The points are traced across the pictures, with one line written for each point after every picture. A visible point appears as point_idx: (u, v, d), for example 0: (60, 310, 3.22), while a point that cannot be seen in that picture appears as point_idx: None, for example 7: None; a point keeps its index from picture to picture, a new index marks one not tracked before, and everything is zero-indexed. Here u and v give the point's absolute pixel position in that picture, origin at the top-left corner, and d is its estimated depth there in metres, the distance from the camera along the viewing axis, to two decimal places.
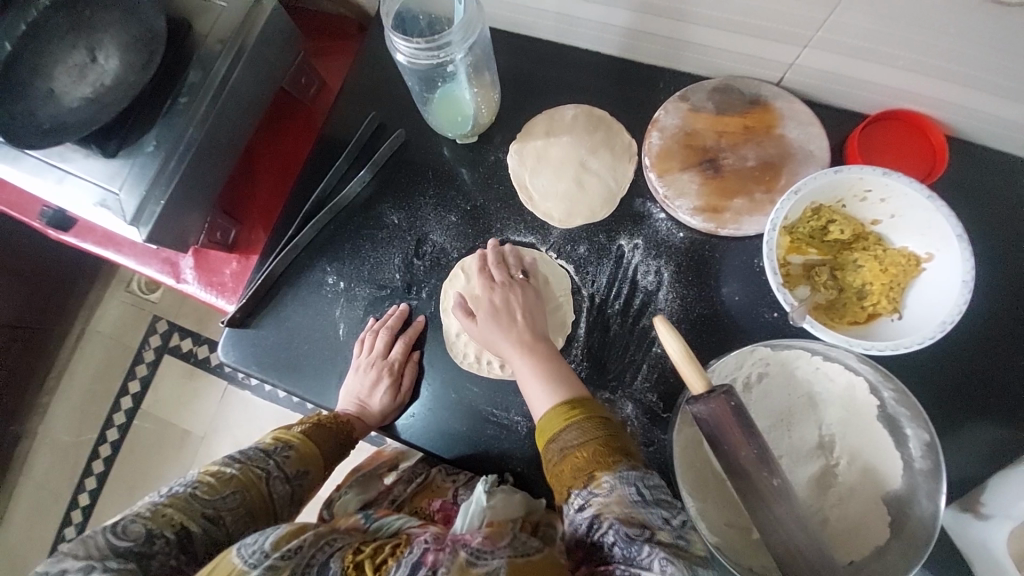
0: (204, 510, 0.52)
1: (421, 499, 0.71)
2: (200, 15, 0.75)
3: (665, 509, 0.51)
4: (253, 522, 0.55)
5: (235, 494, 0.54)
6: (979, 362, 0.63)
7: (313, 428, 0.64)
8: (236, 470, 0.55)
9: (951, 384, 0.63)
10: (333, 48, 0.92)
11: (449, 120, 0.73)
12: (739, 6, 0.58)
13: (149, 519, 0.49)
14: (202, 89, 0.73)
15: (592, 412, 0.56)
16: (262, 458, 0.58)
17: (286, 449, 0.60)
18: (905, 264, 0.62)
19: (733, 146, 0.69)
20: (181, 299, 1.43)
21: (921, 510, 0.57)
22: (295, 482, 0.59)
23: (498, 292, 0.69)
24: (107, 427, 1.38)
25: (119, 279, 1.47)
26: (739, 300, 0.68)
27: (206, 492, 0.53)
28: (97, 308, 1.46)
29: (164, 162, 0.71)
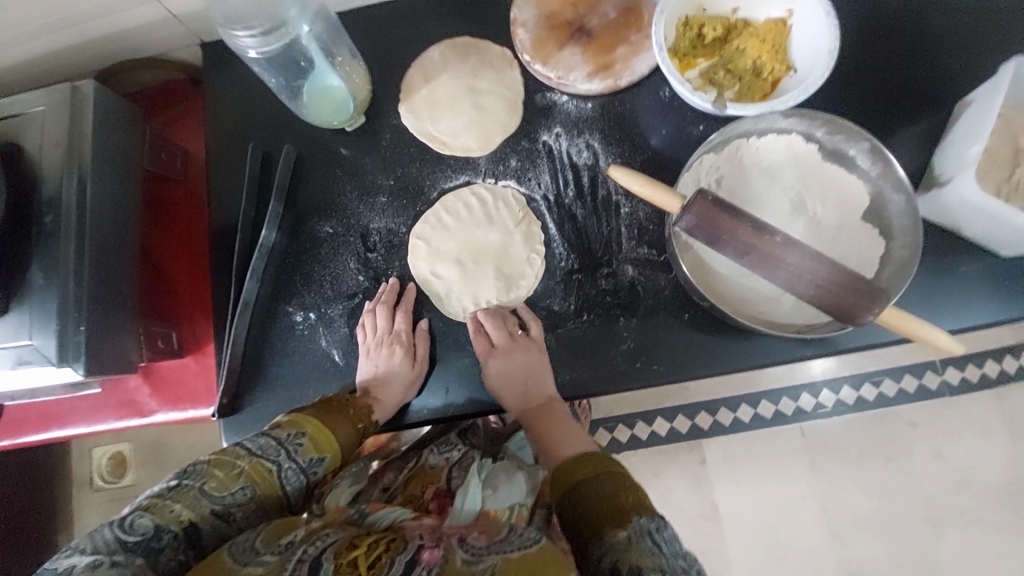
0: (213, 508, 0.53)
1: (415, 486, 0.71)
2: (22, 131, 0.68)
3: (685, 560, 0.52)
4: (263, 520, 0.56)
5: (244, 490, 0.55)
6: (859, 83, 0.73)
7: (327, 413, 0.64)
8: (245, 464, 0.56)
9: (850, 111, 0.73)
10: (180, 115, 0.88)
11: (328, 107, 0.72)
12: None
13: (156, 515, 0.50)
14: (65, 201, 0.66)
15: (598, 466, 0.61)
16: (276, 452, 0.58)
17: (301, 438, 0.60)
18: (777, 27, 0.68)
19: (590, 7, 0.73)
20: (155, 461, 1.30)
21: (896, 205, 0.64)
22: (309, 470, 0.60)
23: (500, 355, 0.68)
24: None
25: (78, 481, 1.31)
26: (667, 132, 0.72)
27: (214, 489, 0.53)
28: (72, 523, 1.30)
29: (63, 290, 0.64)
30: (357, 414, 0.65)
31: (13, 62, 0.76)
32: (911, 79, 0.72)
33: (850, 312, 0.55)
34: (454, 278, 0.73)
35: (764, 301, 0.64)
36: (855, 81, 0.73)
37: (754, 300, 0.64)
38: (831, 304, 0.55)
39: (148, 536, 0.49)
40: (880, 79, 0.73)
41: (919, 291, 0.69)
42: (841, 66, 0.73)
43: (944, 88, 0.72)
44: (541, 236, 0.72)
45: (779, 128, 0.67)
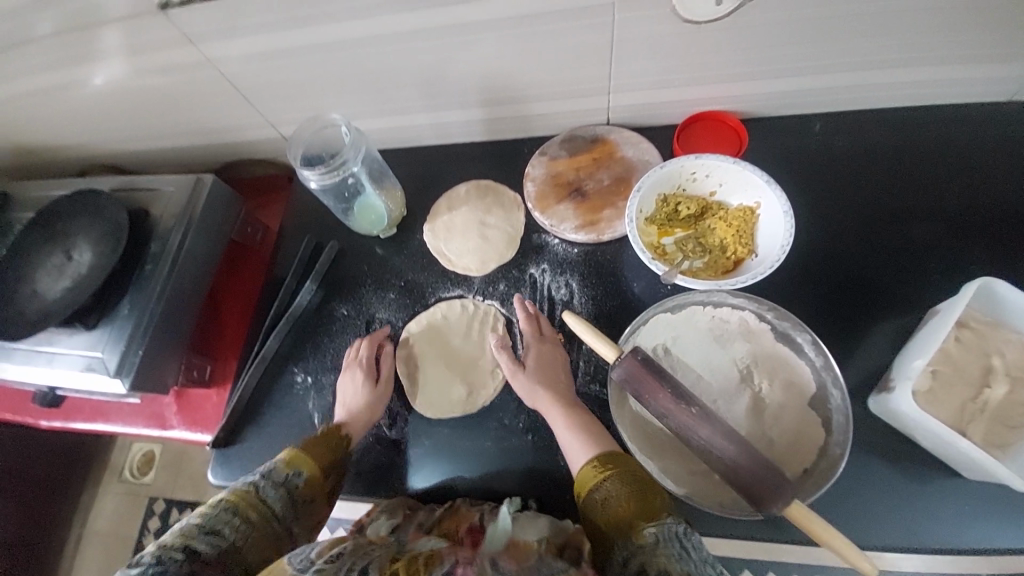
0: (202, 529, 0.60)
1: (448, 524, 0.71)
2: (155, 202, 0.94)
3: (711, 565, 0.53)
4: (251, 549, 0.62)
5: (229, 513, 0.63)
6: (827, 274, 0.78)
7: (308, 443, 0.74)
8: (226, 495, 0.65)
9: (818, 297, 0.78)
10: (270, 200, 1.12)
11: (368, 220, 0.91)
12: (552, 82, 0.81)
13: (160, 547, 0.58)
14: (164, 255, 0.88)
15: (624, 467, 0.62)
16: (253, 477, 0.68)
17: (296, 476, 0.69)
18: (745, 214, 0.77)
19: (590, 174, 0.88)
20: (176, 471, 1.46)
21: (835, 400, 0.67)
22: (292, 484, 0.69)
23: (546, 346, 0.78)
24: None
25: (111, 471, 1.51)
26: (639, 287, 0.82)
27: (201, 518, 0.62)
28: (93, 509, 1.48)
29: (137, 320, 0.84)
30: (335, 445, 0.75)
31: (173, 148, 1.06)
32: (883, 277, 0.77)
33: (759, 499, 0.57)
34: (427, 374, 0.84)
35: (693, 466, 0.67)
36: (824, 271, 0.78)
37: (684, 462, 0.67)
38: (741, 482, 0.58)
39: (157, 564, 0.56)
40: (851, 275, 0.78)
41: (867, 489, 0.68)
42: (811, 255, 0.79)
43: (914, 292, 0.76)
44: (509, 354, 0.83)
45: (731, 304, 0.74)
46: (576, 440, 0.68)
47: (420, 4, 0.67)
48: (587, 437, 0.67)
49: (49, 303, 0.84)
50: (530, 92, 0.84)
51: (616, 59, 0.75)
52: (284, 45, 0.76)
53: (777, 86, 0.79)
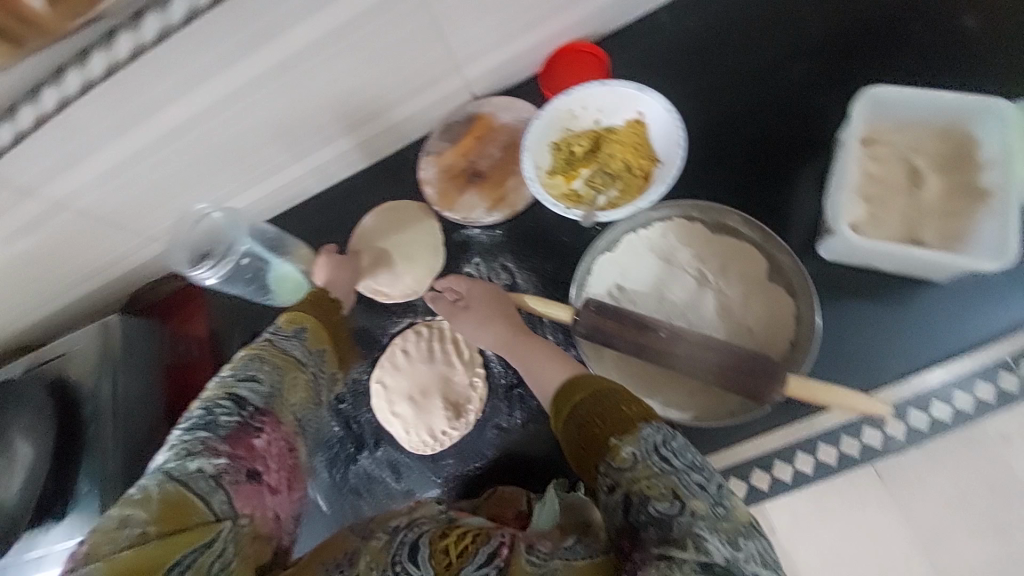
0: (237, 380, 0.66)
1: (495, 505, 0.72)
2: (69, 366, 0.87)
3: (697, 471, 0.51)
4: (290, 394, 0.70)
5: (256, 363, 0.69)
6: (737, 150, 0.77)
7: (307, 306, 0.79)
8: (248, 349, 0.71)
9: (737, 176, 0.77)
10: (188, 308, 0.97)
11: (290, 291, 0.88)
12: (402, 82, 0.77)
13: (207, 398, 0.64)
14: (104, 413, 0.84)
15: (591, 389, 0.57)
16: (286, 342, 0.73)
17: (302, 331, 0.76)
18: (635, 128, 0.76)
19: (479, 154, 0.86)
20: None
21: (791, 266, 0.68)
22: (316, 355, 0.76)
23: (468, 302, 0.74)
24: None
25: None
26: (571, 239, 0.79)
27: (232, 374, 0.68)
28: None
29: (103, 489, 0.80)
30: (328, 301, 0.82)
31: (65, 305, 0.99)
32: (787, 131, 0.76)
33: (756, 390, 0.58)
34: (410, 414, 0.80)
35: (689, 388, 0.67)
36: (733, 149, 0.78)
37: (680, 388, 0.67)
38: (733, 384, 0.59)
39: (203, 414, 0.62)
40: (758, 141, 0.77)
41: (848, 334, 0.70)
42: (714, 140, 0.78)
43: (820, 133, 0.75)
44: (480, 358, 0.81)
45: (659, 219, 0.73)
46: (530, 378, 0.66)
47: (232, 59, 0.63)
48: (536, 374, 0.65)
49: (6, 512, 0.78)
50: (387, 101, 0.80)
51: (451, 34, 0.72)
52: (117, 157, 0.71)
53: None
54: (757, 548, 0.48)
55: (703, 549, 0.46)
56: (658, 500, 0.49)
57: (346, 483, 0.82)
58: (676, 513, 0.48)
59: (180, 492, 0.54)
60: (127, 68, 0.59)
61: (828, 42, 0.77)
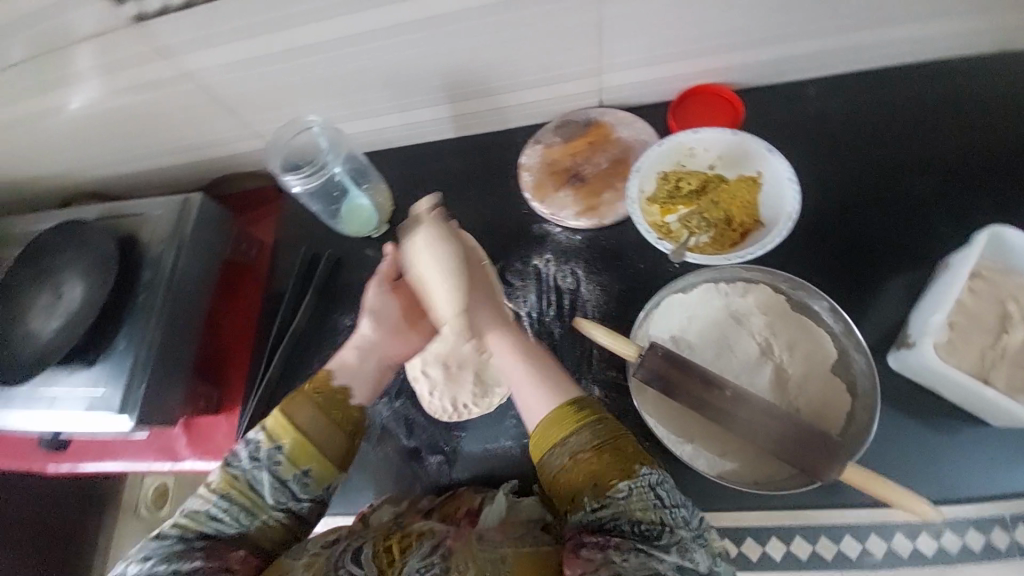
0: (211, 520, 0.62)
1: (449, 507, 0.73)
2: (142, 229, 0.91)
3: (682, 509, 0.56)
4: (269, 531, 0.64)
5: (224, 501, 0.63)
6: (835, 236, 0.77)
7: (303, 416, 0.66)
8: (223, 479, 0.64)
9: (827, 261, 0.77)
10: (261, 212, 1.05)
11: (359, 223, 0.92)
12: (537, 71, 0.80)
13: (184, 524, 0.62)
14: (157, 282, 0.86)
15: (595, 414, 0.60)
16: (258, 471, 0.64)
17: (274, 451, 0.64)
18: (748, 185, 0.76)
19: (586, 158, 0.87)
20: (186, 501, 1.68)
21: (859, 366, 0.67)
22: (296, 479, 0.64)
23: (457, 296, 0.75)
24: None
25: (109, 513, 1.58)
26: (647, 268, 0.80)
27: (206, 505, 0.63)
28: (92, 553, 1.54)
29: (137, 351, 0.82)
30: (330, 399, 0.69)
31: (158, 171, 1.05)
32: (891, 236, 0.76)
33: (813, 467, 0.57)
34: (439, 377, 0.82)
35: (725, 444, 0.66)
36: (831, 234, 0.78)
37: (716, 441, 0.66)
38: (789, 457, 0.58)
39: (177, 538, 0.61)
40: (858, 235, 0.77)
41: (888, 446, 0.69)
42: (814, 222, 0.78)
43: (924, 248, 0.75)
44: None
45: (739, 279, 0.73)
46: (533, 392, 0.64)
47: None
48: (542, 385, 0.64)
49: (43, 341, 0.82)
50: (511, 81, 0.82)
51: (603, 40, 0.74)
52: (247, 56, 0.74)
53: (771, 52, 0.77)
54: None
55: (686, 558, 0.53)
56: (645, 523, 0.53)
57: None
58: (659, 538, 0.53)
59: None
60: None
61: (960, 165, 0.76)
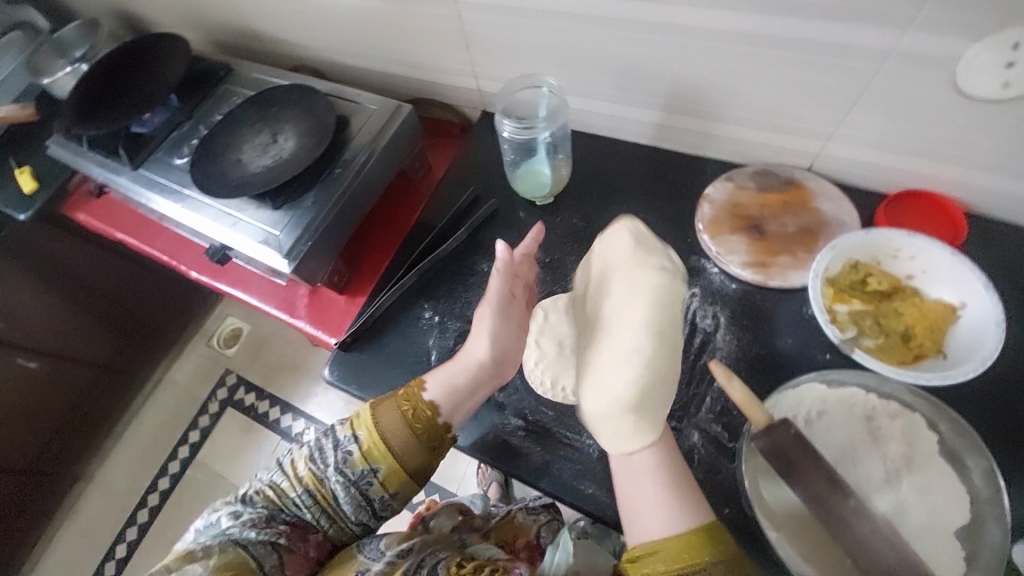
0: (291, 501, 0.75)
1: (506, 534, 0.99)
2: (356, 114, 1.03)
3: None
4: (338, 523, 0.77)
5: (304, 491, 0.75)
6: (1016, 401, 0.70)
7: (400, 438, 0.74)
8: (306, 475, 0.76)
9: (997, 424, 0.69)
10: (443, 145, 1.21)
11: (530, 187, 0.95)
12: (767, 111, 0.83)
13: (270, 499, 0.76)
14: (353, 163, 0.98)
15: (722, 557, 0.55)
16: (338, 484, 0.74)
17: (373, 468, 0.74)
18: (943, 311, 0.71)
19: (774, 215, 0.84)
20: (254, 356, 1.96)
21: (989, 538, 0.61)
22: (383, 496, 0.76)
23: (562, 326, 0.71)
24: (181, 444, 1.85)
25: (202, 337, 2.03)
26: (793, 344, 0.77)
27: (290, 489, 0.75)
28: (181, 360, 1.99)
29: (316, 213, 0.94)
30: (416, 415, 0.76)
31: (385, 75, 1.20)
32: None
33: None
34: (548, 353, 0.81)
35: (819, 549, 0.61)
36: (1012, 398, 0.70)
37: (813, 542, 0.62)
38: None
39: (264, 509, 0.75)
40: None
41: None
42: (998, 377, 0.72)
43: None
44: None
45: (897, 398, 0.68)
46: (650, 507, 0.60)
47: None
48: (675, 509, 0.59)
49: (251, 172, 0.96)
50: (740, 110, 0.85)
51: (855, 107, 0.75)
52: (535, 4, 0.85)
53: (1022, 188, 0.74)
54: None
55: None
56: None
57: None
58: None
59: (238, 553, 0.67)
60: None
61: None
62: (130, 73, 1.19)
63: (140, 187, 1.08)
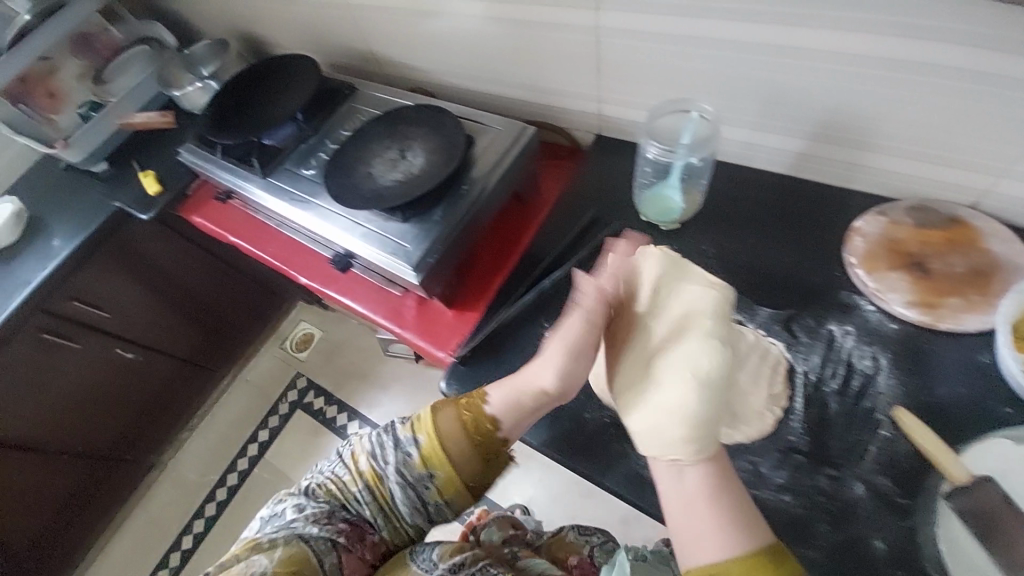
0: (348, 497, 0.73)
1: (558, 551, 0.90)
2: (482, 135, 1.06)
3: None
4: (393, 524, 0.73)
5: (364, 485, 0.72)
6: None
7: (451, 442, 0.71)
8: (364, 468, 0.73)
9: None
10: (554, 167, 1.22)
11: (659, 212, 0.94)
12: (928, 143, 0.79)
13: (328, 490, 0.73)
14: (480, 181, 1.00)
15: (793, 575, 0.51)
16: (400, 486, 0.71)
17: (429, 479, 0.71)
18: None
19: (938, 254, 0.79)
20: (324, 362, 2.00)
21: None
22: (435, 505, 0.72)
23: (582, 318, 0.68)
24: (250, 442, 1.89)
25: (278, 339, 2.09)
26: (967, 395, 0.70)
27: (348, 482, 0.73)
28: (257, 359, 2.06)
29: (445, 228, 0.95)
30: (477, 426, 0.71)
31: (502, 97, 1.23)
32: None
33: None
34: None
35: None
36: None
37: None
38: None
39: (325, 501, 0.72)
40: None
41: None
42: None
43: None
44: (785, 403, 0.73)
45: None
46: (696, 533, 0.54)
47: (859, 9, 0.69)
48: (727, 529, 0.53)
49: (382, 184, 0.99)
50: (896, 144, 0.82)
51: None
52: (685, 31, 0.85)
53: None
54: None
55: None
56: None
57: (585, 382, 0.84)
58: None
59: (301, 547, 0.65)
60: None
61: None
62: (264, 89, 1.27)
63: (269, 194, 1.13)
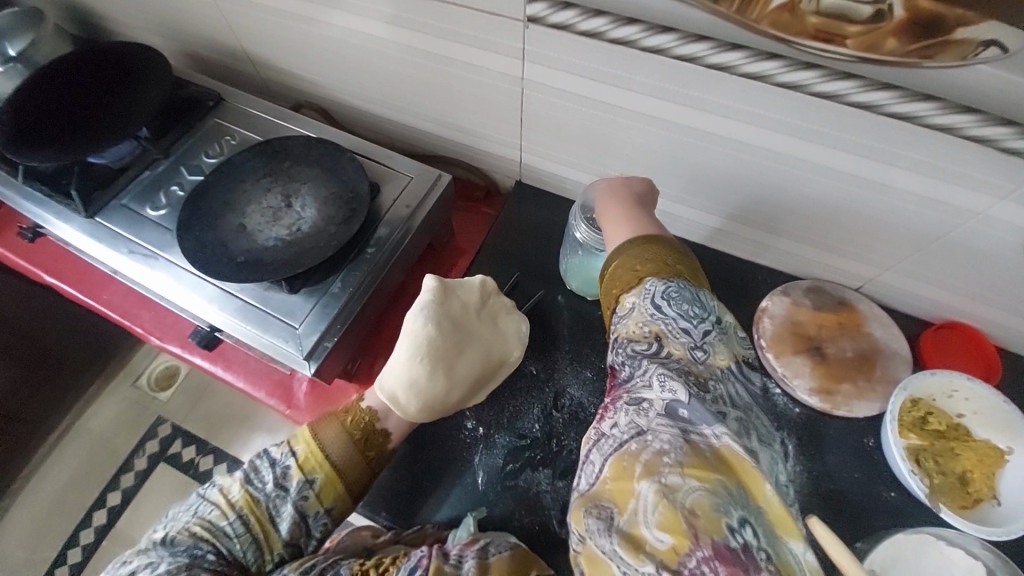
0: (217, 535, 0.66)
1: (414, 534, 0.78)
2: (390, 183, 0.91)
3: (690, 321, 0.59)
4: (267, 559, 0.68)
5: (237, 518, 0.67)
6: None
7: (335, 441, 0.71)
8: (239, 495, 0.68)
9: None
10: (471, 209, 1.12)
11: (583, 282, 0.90)
12: (827, 234, 0.84)
13: (191, 532, 0.66)
14: (387, 241, 0.85)
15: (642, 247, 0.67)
16: (282, 501, 0.68)
17: (311, 483, 0.69)
18: (994, 455, 0.75)
19: (832, 337, 0.84)
20: (190, 404, 1.66)
21: None
22: (318, 516, 0.69)
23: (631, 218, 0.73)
24: (96, 508, 1.53)
25: (127, 376, 1.70)
26: (858, 478, 0.78)
27: (215, 518, 0.67)
28: (96, 404, 1.66)
29: (346, 301, 0.80)
30: (354, 423, 0.73)
31: (411, 130, 1.09)
32: None
33: None
34: None
35: None
36: None
37: None
38: None
39: (188, 547, 0.64)
40: None
41: None
42: None
43: None
44: None
45: (964, 545, 0.70)
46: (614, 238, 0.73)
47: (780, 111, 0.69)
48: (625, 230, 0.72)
49: (261, 245, 0.81)
50: (801, 230, 0.85)
51: (915, 249, 0.78)
52: (613, 99, 0.80)
53: None
54: (719, 393, 0.55)
55: (668, 389, 0.53)
56: (638, 341, 0.59)
57: (515, 481, 0.79)
58: (667, 319, 0.59)
59: None
60: (729, 74, 0.67)
61: None
62: (86, 89, 0.96)
63: (103, 242, 0.87)
